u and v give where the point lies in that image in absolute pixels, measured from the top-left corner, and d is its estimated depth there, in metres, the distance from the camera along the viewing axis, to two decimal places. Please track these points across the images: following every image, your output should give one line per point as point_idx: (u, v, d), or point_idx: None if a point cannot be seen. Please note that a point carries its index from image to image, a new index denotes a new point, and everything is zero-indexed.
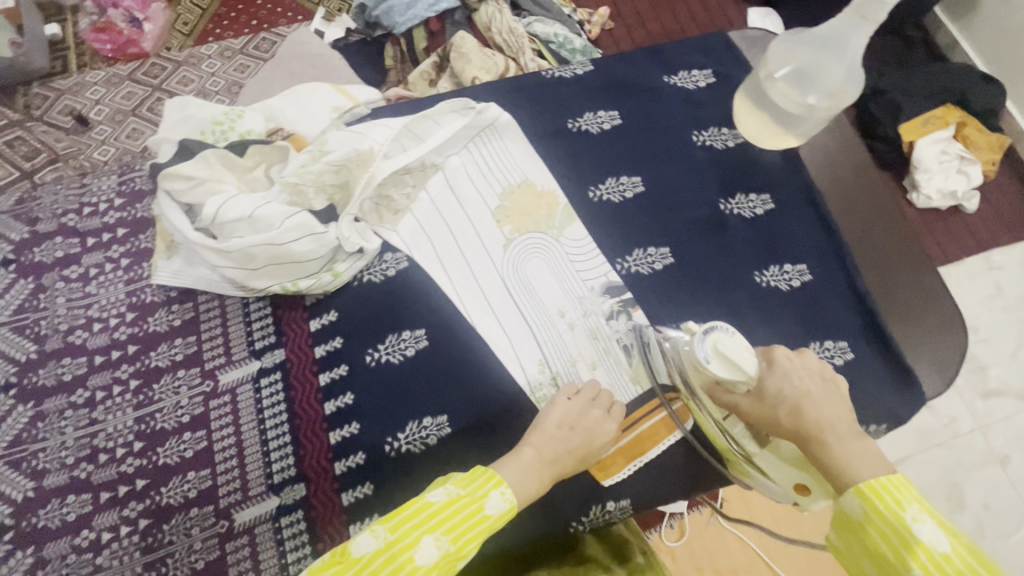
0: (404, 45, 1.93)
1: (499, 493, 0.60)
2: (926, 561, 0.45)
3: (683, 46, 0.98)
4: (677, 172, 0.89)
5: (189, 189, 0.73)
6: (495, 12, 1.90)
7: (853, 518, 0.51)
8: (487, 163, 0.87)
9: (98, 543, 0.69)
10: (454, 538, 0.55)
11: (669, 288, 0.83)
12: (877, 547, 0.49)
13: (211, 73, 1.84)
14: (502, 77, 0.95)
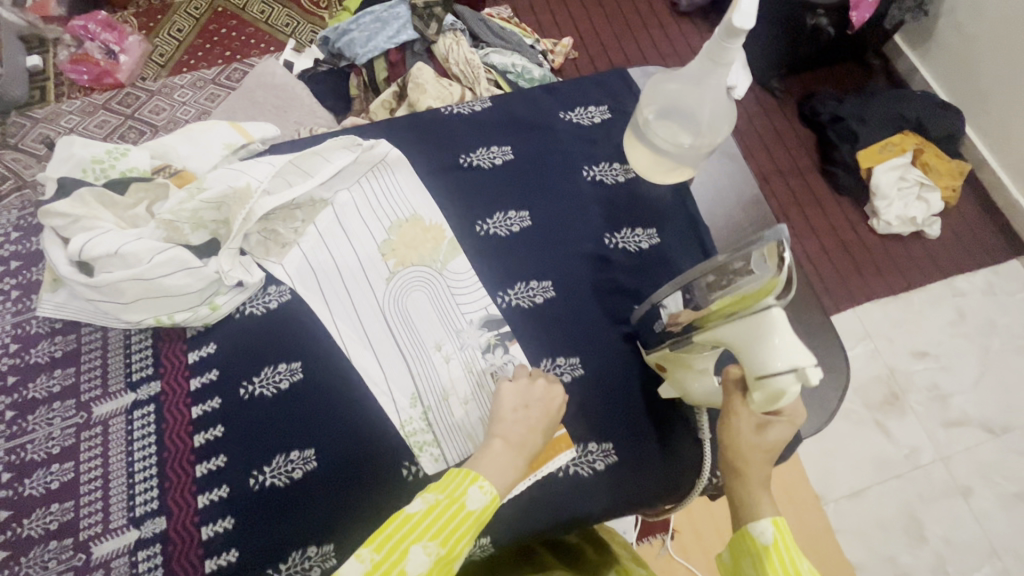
0: (366, 75, 1.98)
1: (477, 486, 0.61)
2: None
3: (582, 85, 1.01)
4: (565, 207, 0.91)
5: (67, 225, 0.75)
6: (453, 43, 1.95)
7: (762, 543, 0.57)
8: (376, 198, 0.90)
9: None
10: (443, 542, 0.57)
11: (550, 321, 0.84)
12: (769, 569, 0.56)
13: (183, 103, 1.89)
14: (401, 115, 0.98)
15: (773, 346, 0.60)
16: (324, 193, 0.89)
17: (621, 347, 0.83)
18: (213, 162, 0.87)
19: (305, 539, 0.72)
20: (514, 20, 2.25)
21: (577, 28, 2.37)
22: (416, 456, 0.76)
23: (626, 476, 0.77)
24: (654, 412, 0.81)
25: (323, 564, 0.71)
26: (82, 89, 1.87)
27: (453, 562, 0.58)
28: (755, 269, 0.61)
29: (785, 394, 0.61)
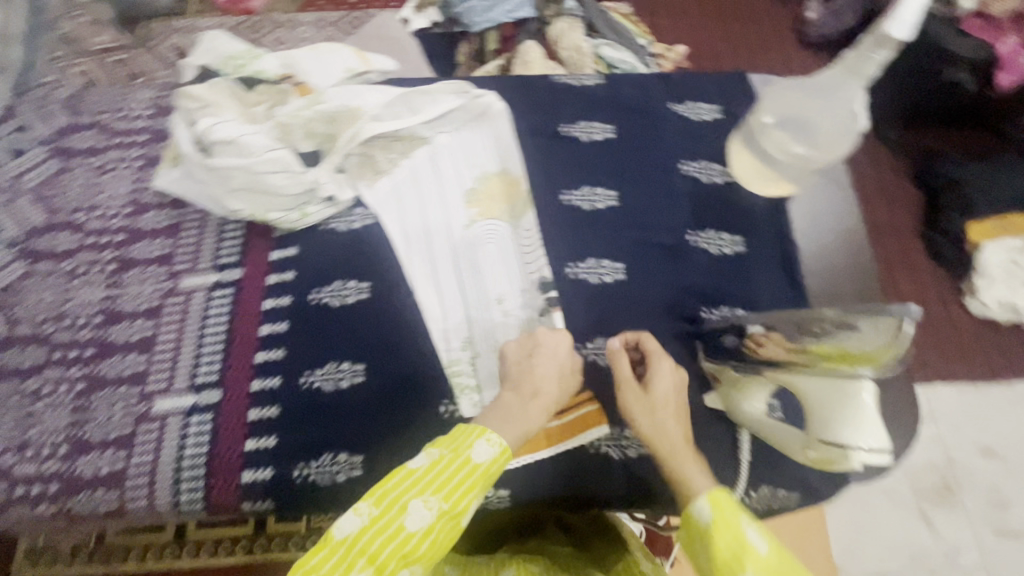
0: (476, 45, 2.04)
1: (483, 440, 0.59)
2: (756, 564, 0.50)
3: (699, 80, 0.99)
4: (653, 195, 0.89)
5: (196, 109, 0.82)
6: (567, 29, 1.98)
7: (702, 524, 0.53)
8: (467, 148, 0.92)
9: (40, 392, 0.78)
10: (445, 496, 0.56)
11: (614, 302, 0.83)
12: (718, 552, 0.52)
13: (302, 39, 2.00)
14: (512, 75, 1.00)
15: (853, 420, 0.58)
16: (423, 132, 0.91)
17: (678, 344, 0.81)
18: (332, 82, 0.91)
19: (336, 445, 0.75)
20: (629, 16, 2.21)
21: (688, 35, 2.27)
22: (454, 396, 0.78)
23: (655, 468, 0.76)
24: (700, 418, 0.77)
25: (348, 473, 0.74)
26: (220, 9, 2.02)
27: (461, 514, 0.57)
28: (865, 338, 0.55)
29: (840, 465, 0.60)
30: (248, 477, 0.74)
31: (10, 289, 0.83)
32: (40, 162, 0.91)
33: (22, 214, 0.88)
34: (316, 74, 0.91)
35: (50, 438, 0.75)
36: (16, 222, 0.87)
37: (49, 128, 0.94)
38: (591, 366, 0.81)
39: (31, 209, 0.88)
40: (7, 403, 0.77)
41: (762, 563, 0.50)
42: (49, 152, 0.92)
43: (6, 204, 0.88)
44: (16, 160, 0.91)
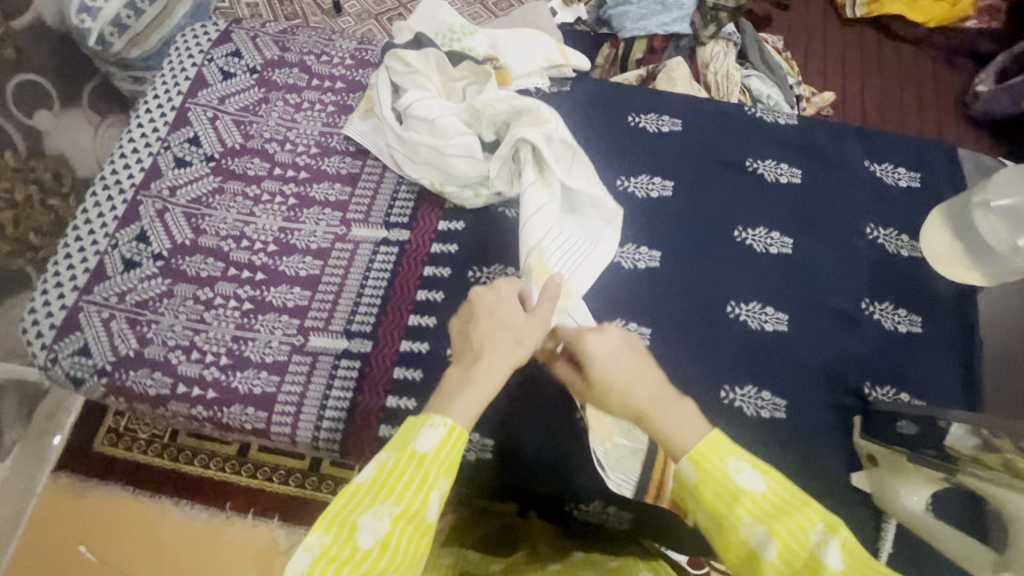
0: (621, 49, 1.98)
1: (427, 429, 0.54)
2: (751, 505, 0.48)
3: (900, 143, 0.93)
4: (832, 253, 0.85)
5: (403, 72, 0.86)
6: (721, 53, 1.89)
7: (691, 485, 0.51)
8: (567, 244, 0.81)
9: (211, 302, 0.83)
10: (397, 500, 0.51)
11: (770, 353, 0.80)
12: (711, 503, 0.50)
13: None
14: (701, 96, 0.97)
15: None
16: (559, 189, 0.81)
17: (832, 413, 0.77)
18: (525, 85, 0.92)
19: (470, 424, 0.78)
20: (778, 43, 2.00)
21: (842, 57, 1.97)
22: None
23: None
24: (842, 496, 0.73)
25: (478, 454, 0.77)
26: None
27: (419, 516, 0.52)
28: None
29: None
30: (385, 431, 0.76)
31: (199, 201, 0.89)
32: (243, 88, 0.96)
33: (220, 132, 0.93)
34: (517, 62, 0.94)
35: (213, 348, 0.80)
36: (213, 139, 0.92)
37: (256, 56, 0.98)
38: (734, 413, 0.77)
39: (229, 129, 0.93)
40: (181, 306, 0.82)
41: (757, 502, 0.49)
42: (253, 80, 0.97)
43: (208, 120, 0.94)
44: (223, 81, 0.96)
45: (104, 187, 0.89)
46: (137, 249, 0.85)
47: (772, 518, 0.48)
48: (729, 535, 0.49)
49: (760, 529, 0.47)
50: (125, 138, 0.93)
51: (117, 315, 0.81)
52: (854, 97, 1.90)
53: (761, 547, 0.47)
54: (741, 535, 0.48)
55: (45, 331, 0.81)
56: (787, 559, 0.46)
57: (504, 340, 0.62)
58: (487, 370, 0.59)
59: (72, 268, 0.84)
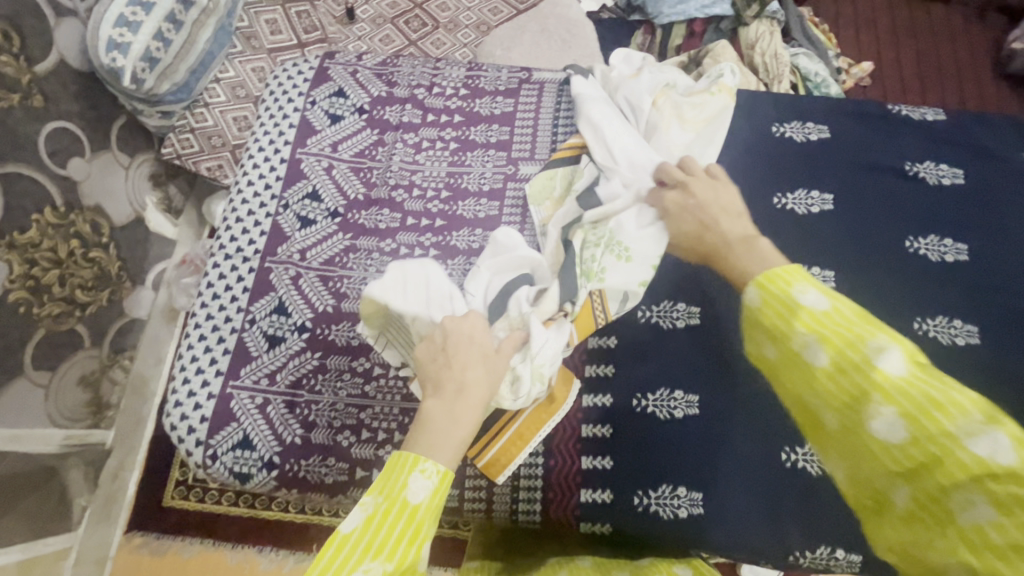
0: (658, 36, 1.82)
1: (417, 473, 0.50)
2: (810, 319, 0.51)
3: None
4: (1011, 254, 0.82)
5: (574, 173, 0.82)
6: (766, 33, 1.70)
7: (750, 307, 0.55)
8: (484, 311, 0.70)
9: (370, 373, 0.76)
10: (390, 557, 0.48)
11: (970, 368, 0.76)
12: (771, 322, 0.53)
13: (468, 7, 1.91)
14: (837, 100, 0.94)
15: None
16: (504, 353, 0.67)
17: None
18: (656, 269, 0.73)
19: (673, 478, 0.72)
20: (813, 14, 1.87)
21: (873, 22, 1.87)
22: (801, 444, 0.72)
23: None
24: None
25: (690, 510, 0.70)
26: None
27: (412, 569, 0.48)
28: None
29: None
30: (586, 497, 0.72)
31: (334, 261, 0.82)
32: (355, 131, 0.89)
33: (339, 182, 0.86)
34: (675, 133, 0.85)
35: (382, 423, 0.73)
36: (334, 191, 0.85)
37: (362, 94, 0.91)
38: None
39: (348, 178, 0.86)
40: (337, 381, 0.76)
41: (819, 317, 0.51)
42: (363, 121, 0.90)
43: (324, 171, 0.87)
44: (332, 125, 0.89)
45: (224, 256, 0.82)
46: (278, 323, 0.78)
47: (828, 328, 0.50)
48: (785, 347, 0.52)
49: (812, 337, 0.50)
50: (235, 200, 0.86)
51: (273, 399, 0.75)
52: (892, 64, 1.80)
53: (819, 357, 0.50)
54: (794, 346, 0.51)
55: (196, 426, 0.74)
56: (837, 363, 0.49)
57: (482, 370, 0.58)
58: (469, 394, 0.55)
59: (210, 351, 0.77)
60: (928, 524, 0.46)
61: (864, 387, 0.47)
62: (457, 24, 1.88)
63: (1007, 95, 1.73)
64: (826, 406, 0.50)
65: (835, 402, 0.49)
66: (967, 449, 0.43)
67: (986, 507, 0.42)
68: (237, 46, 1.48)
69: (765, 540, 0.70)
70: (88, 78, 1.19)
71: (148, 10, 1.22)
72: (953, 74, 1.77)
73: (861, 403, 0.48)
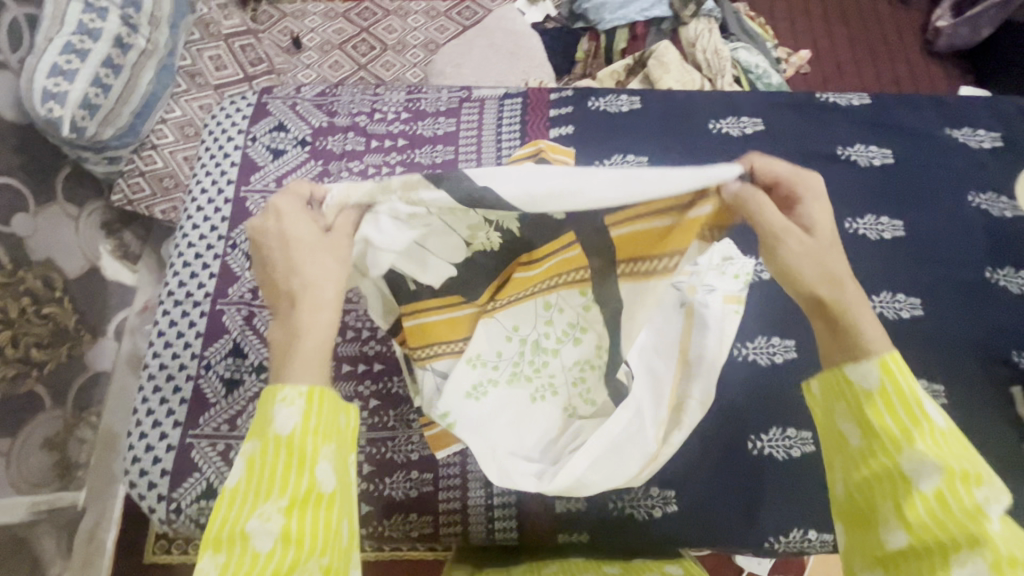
0: (602, 42, 1.86)
1: (280, 405, 0.48)
2: (932, 445, 0.47)
3: (969, 107, 0.96)
4: (943, 227, 0.85)
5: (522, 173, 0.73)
6: (704, 30, 1.74)
7: (870, 398, 0.50)
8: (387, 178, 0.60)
9: None
10: (282, 489, 0.46)
11: (916, 339, 0.79)
12: (926, 465, 0.47)
13: (414, 28, 1.93)
14: (768, 92, 0.97)
15: None
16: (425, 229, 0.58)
17: (990, 390, 0.77)
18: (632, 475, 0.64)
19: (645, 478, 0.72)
20: (748, 9, 1.93)
21: (805, 11, 1.95)
22: (766, 430, 0.74)
23: None
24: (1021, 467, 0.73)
25: (664, 508, 0.71)
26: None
27: (313, 493, 0.47)
28: None
29: None
30: (561, 506, 0.72)
31: None
32: (299, 163, 0.88)
33: None
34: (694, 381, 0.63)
35: None
36: None
37: (304, 126, 0.91)
38: None
39: None
40: None
41: (938, 439, 0.48)
42: (307, 153, 0.89)
43: None
44: (274, 160, 0.89)
45: (174, 303, 0.81)
46: (235, 365, 0.77)
47: (946, 453, 0.47)
48: (929, 512, 0.46)
49: (975, 521, 0.44)
50: (181, 244, 0.84)
51: (234, 444, 0.73)
52: (827, 49, 1.87)
53: (963, 539, 0.44)
54: (901, 456, 0.48)
55: (156, 480, 0.72)
56: (945, 494, 0.45)
57: (320, 275, 0.53)
58: (304, 312, 0.52)
59: (166, 401, 0.75)
60: None
61: (971, 528, 0.44)
62: (405, 44, 1.90)
63: (937, 71, 1.81)
64: (898, 518, 0.47)
65: (923, 516, 0.46)
66: None
67: None
68: (182, 85, 1.47)
69: (741, 528, 0.71)
70: (28, 131, 1.16)
71: (83, 57, 1.19)
72: (883, 55, 1.85)
73: (952, 542, 0.44)
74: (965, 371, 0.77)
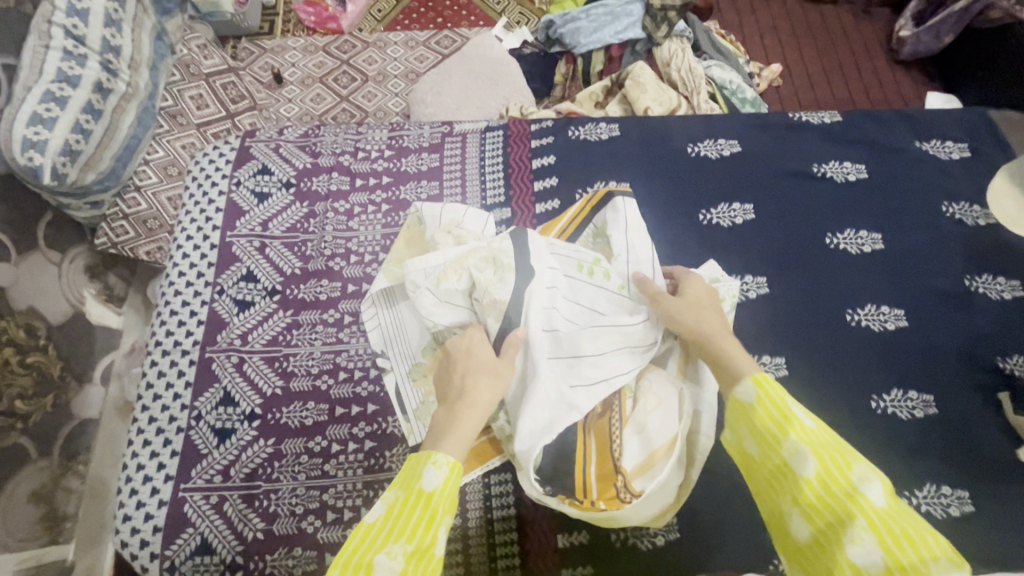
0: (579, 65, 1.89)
1: (431, 465, 0.53)
2: (800, 430, 0.50)
3: (936, 119, 0.99)
4: (920, 238, 0.88)
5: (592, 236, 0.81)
6: (678, 50, 1.78)
7: (743, 401, 0.54)
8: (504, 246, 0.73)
9: (328, 451, 0.74)
10: (410, 539, 0.49)
11: (901, 351, 0.80)
12: (764, 424, 0.52)
13: (394, 58, 1.96)
14: (742, 113, 1.00)
15: None
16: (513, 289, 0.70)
17: (979, 395, 0.78)
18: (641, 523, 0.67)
19: None
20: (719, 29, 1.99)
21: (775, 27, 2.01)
22: None
23: (987, 532, 0.70)
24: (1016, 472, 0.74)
25: (666, 536, 0.71)
26: (307, 28, 2.06)
27: (431, 553, 0.49)
28: None
29: None
30: (562, 541, 0.71)
31: (276, 340, 0.80)
32: (283, 206, 0.89)
33: (273, 258, 0.85)
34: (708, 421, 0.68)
35: (347, 501, 0.72)
36: (269, 270, 0.84)
37: (288, 168, 0.92)
38: (892, 420, 0.76)
39: (282, 254, 0.85)
40: (295, 464, 0.74)
41: (810, 435, 0.50)
42: (292, 195, 0.90)
43: (257, 251, 0.86)
44: (259, 204, 0.89)
45: (162, 353, 0.80)
46: (226, 415, 0.76)
47: (821, 444, 0.49)
48: (772, 451, 0.51)
49: (803, 449, 0.49)
50: (168, 293, 0.84)
51: (228, 496, 0.72)
52: (798, 62, 1.93)
53: (805, 465, 0.48)
54: (782, 450, 0.50)
55: (149, 538, 0.70)
56: (825, 478, 0.47)
57: (488, 378, 0.61)
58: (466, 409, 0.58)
59: (157, 455, 0.74)
60: (824, 518, 0.47)
61: (847, 506, 0.46)
62: (385, 75, 1.93)
63: (905, 81, 1.86)
64: (798, 509, 0.49)
65: (812, 513, 0.48)
66: (863, 497, 0.45)
67: (874, 546, 0.43)
68: (163, 125, 1.47)
69: (746, 551, 0.70)
70: (9, 179, 1.15)
71: (62, 104, 1.18)
72: (851, 65, 1.90)
73: (838, 520, 0.46)
74: (950, 378, 0.79)
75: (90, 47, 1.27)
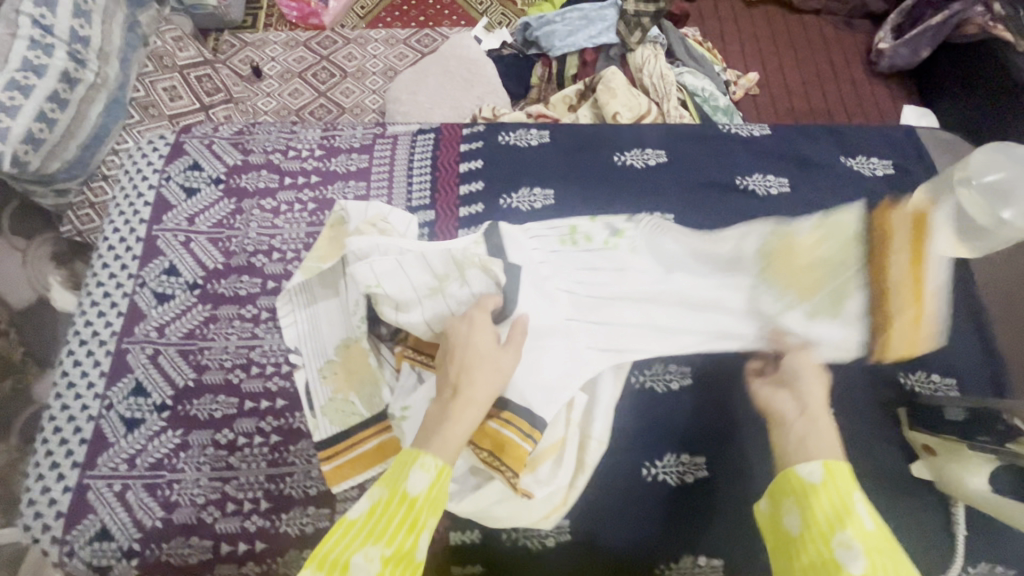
0: (554, 68, 1.90)
1: (418, 468, 0.54)
2: (859, 530, 0.51)
3: (866, 135, 1.00)
4: None
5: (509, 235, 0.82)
6: (651, 56, 1.78)
7: (807, 481, 0.56)
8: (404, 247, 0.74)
9: (234, 444, 0.76)
10: (390, 541, 0.51)
11: None
12: (823, 514, 0.53)
13: (374, 55, 1.98)
14: (676, 124, 1.01)
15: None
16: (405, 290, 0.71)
17: (878, 410, 0.79)
18: (519, 523, 0.71)
19: None
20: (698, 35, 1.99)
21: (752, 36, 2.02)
22: (659, 457, 0.76)
23: None
24: (905, 487, 0.75)
25: (557, 538, 0.73)
26: (289, 23, 2.06)
27: (410, 556, 0.51)
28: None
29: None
30: (456, 538, 0.73)
31: (193, 334, 0.82)
32: (211, 202, 0.90)
33: (196, 253, 0.87)
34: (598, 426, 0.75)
35: (248, 493, 0.73)
36: (192, 264, 0.86)
37: (219, 165, 0.93)
38: None
39: (206, 248, 0.87)
40: (200, 455, 0.75)
41: (867, 535, 0.50)
42: (220, 191, 0.91)
43: (182, 245, 0.87)
44: (188, 199, 0.90)
45: (79, 342, 0.82)
46: (136, 405, 0.78)
47: (874, 548, 0.49)
48: (813, 530, 0.53)
49: (856, 544, 0.49)
50: (91, 283, 0.85)
51: (131, 484, 0.73)
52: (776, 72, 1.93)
53: (840, 551, 0.50)
54: (831, 542, 0.51)
55: (51, 522, 0.72)
56: None
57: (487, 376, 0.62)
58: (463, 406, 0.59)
59: (66, 442, 0.76)
60: None
61: None
62: (364, 72, 1.94)
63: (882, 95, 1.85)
64: None
65: None
66: None
67: None
68: (134, 116, 1.48)
69: (632, 550, 0.73)
70: None
71: (26, 93, 1.17)
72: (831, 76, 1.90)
73: None
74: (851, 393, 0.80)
75: (58, 37, 1.26)
